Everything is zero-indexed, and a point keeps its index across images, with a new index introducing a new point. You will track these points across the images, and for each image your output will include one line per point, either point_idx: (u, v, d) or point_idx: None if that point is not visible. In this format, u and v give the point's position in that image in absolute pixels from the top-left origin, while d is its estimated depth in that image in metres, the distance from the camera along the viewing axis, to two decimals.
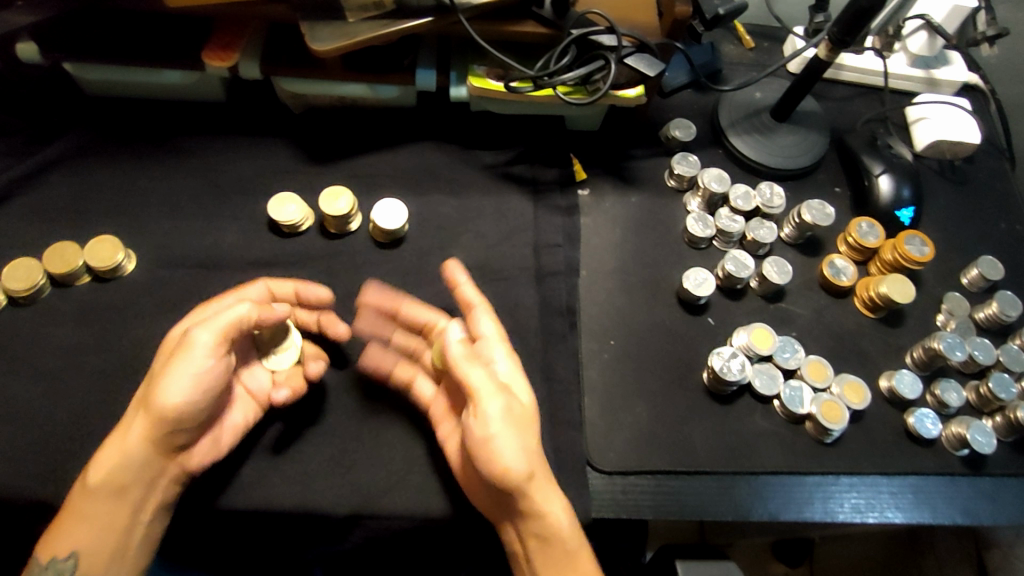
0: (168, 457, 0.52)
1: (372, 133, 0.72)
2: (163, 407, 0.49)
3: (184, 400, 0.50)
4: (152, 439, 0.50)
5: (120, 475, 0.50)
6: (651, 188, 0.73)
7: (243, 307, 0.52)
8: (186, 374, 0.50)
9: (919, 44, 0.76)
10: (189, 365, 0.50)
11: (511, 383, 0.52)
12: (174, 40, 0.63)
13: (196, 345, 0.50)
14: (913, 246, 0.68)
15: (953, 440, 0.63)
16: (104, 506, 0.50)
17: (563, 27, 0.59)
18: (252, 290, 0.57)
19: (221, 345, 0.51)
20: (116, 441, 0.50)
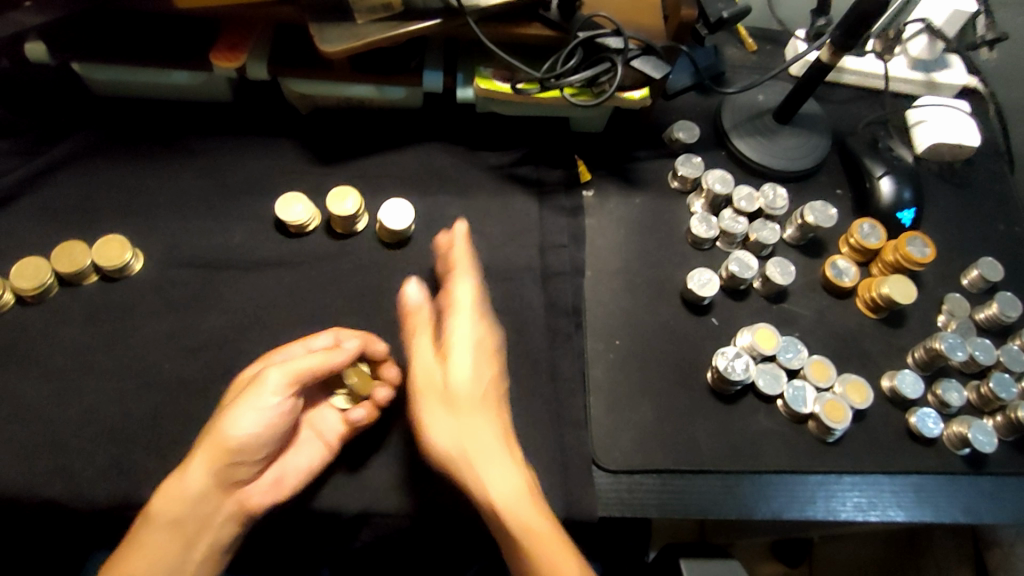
0: (226, 493, 0.51)
1: (378, 134, 0.72)
2: (223, 441, 0.50)
3: (248, 435, 0.51)
4: (215, 470, 0.50)
5: (182, 509, 0.49)
6: (655, 189, 0.73)
7: (316, 357, 0.54)
8: (254, 412, 0.51)
9: (919, 48, 0.77)
10: (258, 402, 0.51)
11: (449, 352, 0.53)
12: (182, 41, 0.63)
13: (268, 384, 0.52)
14: (914, 247, 0.68)
15: (954, 439, 0.63)
16: (162, 540, 0.48)
17: (569, 29, 0.59)
18: (318, 340, 0.56)
19: (289, 387, 0.52)
20: (177, 474, 0.50)
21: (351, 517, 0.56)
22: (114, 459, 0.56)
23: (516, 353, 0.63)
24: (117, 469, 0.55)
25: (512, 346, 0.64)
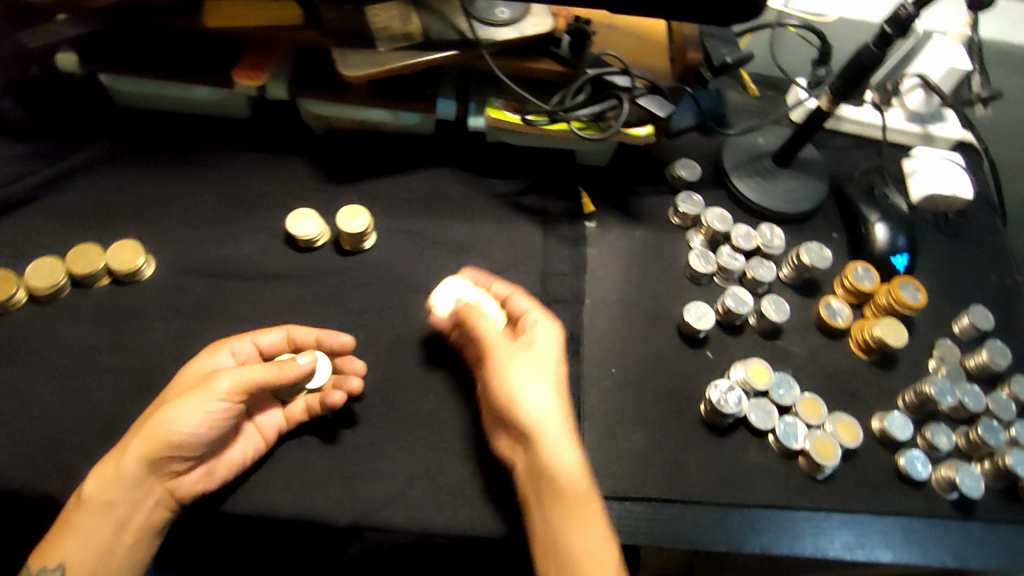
0: (158, 482, 0.53)
1: (389, 157, 0.74)
2: (159, 434, 0.52)
3: (184, 431, 0.52)
4: (148, 463, 0.52)
5: (112, 494, 0.51)
6: (656, 224, 0.75)
7: (264, 368, 0.55)
8: (192, 410, 0.52)
9: (916, 101, 0.80)
10: (197, 402, 0.52)
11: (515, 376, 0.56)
12: (208, 58, 0.66)
13: (213, 388, 0.53)
14: (907, 292, 0.70)
15: (942, 483, 0.64)
16: (90, 521, 0.51)
17: (579, 66, 0.62)
18: (269, 337, 0.59)
19: (228, 395, 0.53)
20: (111, 456, 0.52)
21: (341, 531, 0.56)
22: None
23: None
24: None
25: None
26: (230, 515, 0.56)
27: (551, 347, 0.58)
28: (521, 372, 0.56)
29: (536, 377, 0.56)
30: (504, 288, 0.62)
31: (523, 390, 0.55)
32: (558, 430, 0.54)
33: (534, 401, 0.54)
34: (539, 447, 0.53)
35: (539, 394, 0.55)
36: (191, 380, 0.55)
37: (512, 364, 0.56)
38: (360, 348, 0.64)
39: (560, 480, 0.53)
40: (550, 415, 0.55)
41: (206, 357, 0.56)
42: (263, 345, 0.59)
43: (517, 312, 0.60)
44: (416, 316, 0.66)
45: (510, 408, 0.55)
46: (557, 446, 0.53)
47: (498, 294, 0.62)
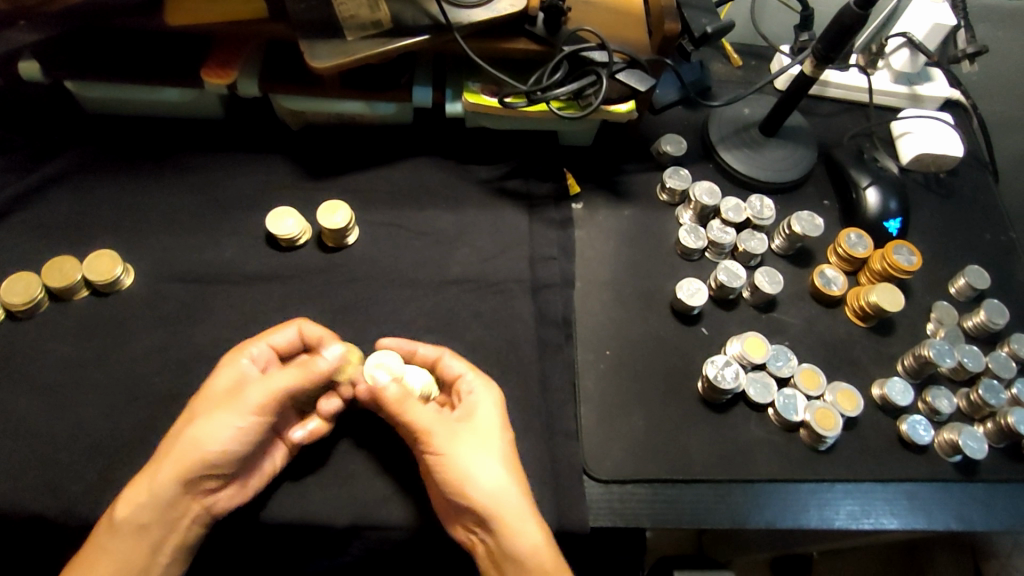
0: (193, 500, 0.51)
1: (369, 150, 0.73)
2: (194, 454, 0.49)
3: (222, 447, 0.50)
4: (183, 482, 0.50)
5: (148, 517, 0.49)
6: (643, 202, 0.74)
7: (294, 373, 0.52)
8: (226, 425, 0.50)
9: (902, 61, 0.78)
10: (228, 417, 0.50)
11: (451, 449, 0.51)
12: (174, 59, 0.64)
13: (243, 400, 0.50)
14: (901, 256, 0.69)
15: (946, 446, 0.63)
16: (126, 545, 0.49)
17: (555, 43, 0.61)
18: (281, 336, 0.56)
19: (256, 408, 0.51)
20: (144, 477, 0.50)
21: (341, 531, 0.56)
22: (102, 474, 0.55)
23: (508, 365, 0.63)
24: (105, 485, 0.55)
25: (504, 357, 0.64)
26: (229, 522, 0.55)
27: (492, 416, 0.54)
28: (465, 452, 0.51)
29: (483, 451, 0.52)
30: (430, 350, 0.58)
31: (472, 472, 0.50)
32: (518, 502, 0.51)
33: (485, 480, 0.50)
34: (501, 528, 0.50)
35: (489, 470, 0.51)
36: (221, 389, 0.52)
37: (454, 443, 0.52)
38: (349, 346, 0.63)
39: (523, 554, 0.50)
40: (503, 489, 0.51)
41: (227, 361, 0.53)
42: (276, 345, 0.56)
43: (451, 376, 0.57)
44: (405, 309, 0.65)
45: (461, 495, 0.50)
46: (518, 521, 0.50)
47: (422, 355, 0.58)
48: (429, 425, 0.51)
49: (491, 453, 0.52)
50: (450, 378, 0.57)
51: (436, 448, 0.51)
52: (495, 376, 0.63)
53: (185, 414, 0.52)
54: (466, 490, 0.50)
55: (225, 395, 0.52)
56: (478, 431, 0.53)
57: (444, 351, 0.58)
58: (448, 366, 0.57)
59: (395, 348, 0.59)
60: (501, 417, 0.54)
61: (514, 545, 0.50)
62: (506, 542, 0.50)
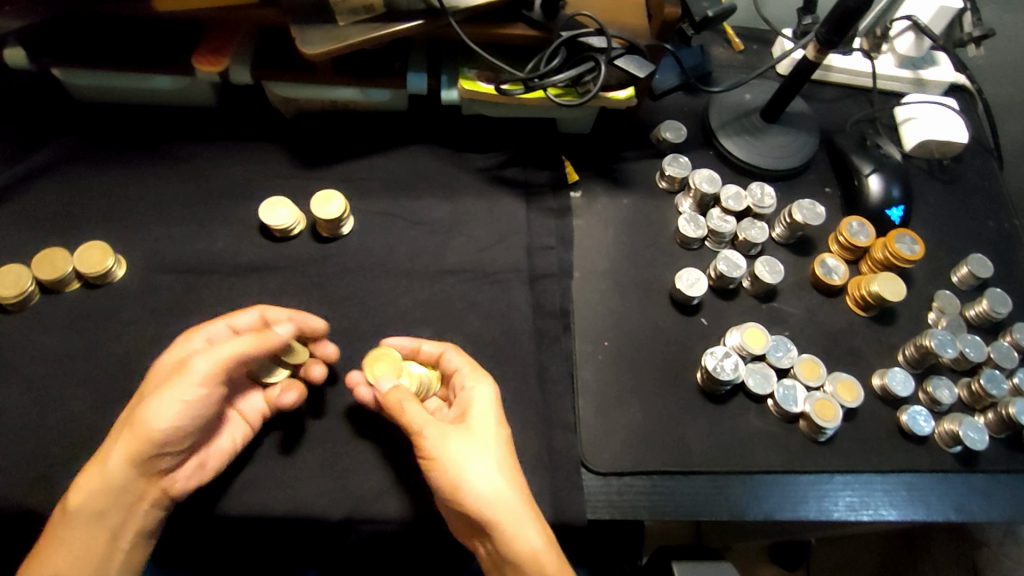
0: (148, 483, 0.51)
1: (364, 137, 0.72)
2: (142, 431, 0.48)
3: (169, 421, 0.49)
4: (136, 463, 0.49)
5: (99, 502, 0.48)
6: (642, 190, 0.73)
7: (246, 339, 0.51)
8: (169, 397, 0.49)
9: (906, 45, 0.77)
10: (169, 388, 0.49)
11: (446, 452, 0.50)
12: (163, 46, 0.62)
13: (187, 370, 0.49)
14: (903, 245, 0.68)
15: (946, 436, 0.63)
16: (82, 534, 0.48)
17: (552, 28, 0.59)
18: (244, 317, 0.55)
19: (207, 377, 0.49)
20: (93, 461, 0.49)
21: (336, 525, 0.55)
22: None
23: (505, 356, 0.63)
24: None
25: (501, 348, 0.63)
26: (224, 517, 0.55)
27: (486, 414, 0.53)
28: (460, 454, 0.50)
29: (479, 452, 0.51)
30: (434, 348, 0.58)
31: (469, 474, 0.49)
32: (517, 502, 0.49)
33: (481, 481, 0.49)
34: (501, 527, 0.48)
35: (485, 471, 0.50)
36: (171, 363, 0.52)
37: (446, 445, 0.50)
38: (345, 338, 0.62)
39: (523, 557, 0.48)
40: (500, 491, 0.49)
41: (181, 339, 0.53)
42: (240, 325, 0.55)
43: (450, 371, 0.57)
44: (402, 300, 0.64)
45: (459, 497, 0.49)
46: (519, 521, 0.49)
47: (426, 353, 0.58)
48: (424, 424, 0.51)
49: (487, 455, 0.51)
50: (450, 373, 0.57)
51: (431, 450, 0.50)
52: (492, 368, 0.62)
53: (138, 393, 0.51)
54: (463, 491, 0.49)
55: (173, 368, 0.51)
56: (474, 433, 0.52)
57: (448, 346, 0.58)
58: (449, 362, 0.57)
59: (400, 345, 0.59)
60: (496, 416, 0.54)
61: (514, 547, 0.48)
62: (507, 543, 0.48)
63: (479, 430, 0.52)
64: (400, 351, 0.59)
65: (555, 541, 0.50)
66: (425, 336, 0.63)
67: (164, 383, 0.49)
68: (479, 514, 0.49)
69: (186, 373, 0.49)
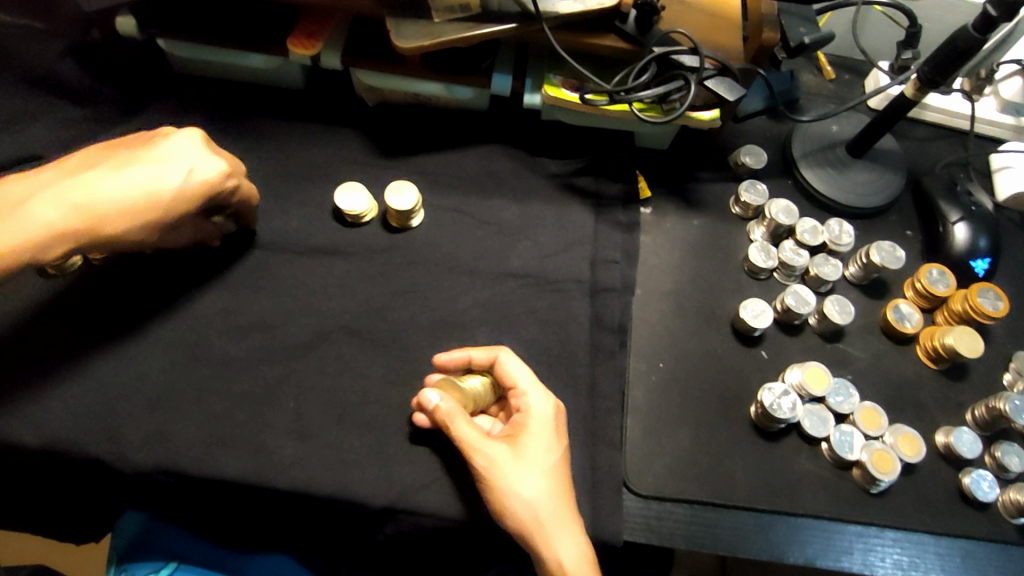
0: None
1: (441, 132, 0.73)
2: (43, 223, 0.48)
3: (105, 220, 0.50)
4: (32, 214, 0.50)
5: (25, 254, 0.48)
6: (714, 213, 0.71)
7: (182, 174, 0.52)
8: (120, 190, 0.50)
9: (1012, 91, 0.73)
10: (121, 183, 0.50)
11: (497, 472, 0.51)
12: (261, 26, 0.64)
13: (132, 171, 0.51)
14: (986, 300, 0.65)
15: (1010, 505, 0.60)
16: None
17: (644, 43, 0.59)
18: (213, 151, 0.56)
19: (156, 200, 0.51)
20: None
21: (378, 511, 0.56)
22: (156, 426, 0.57)
23: (558, 366, 0.63)
24: (157, 438, 0.56)
25: (555, 357, 0.63)
26: (274, 491, 0.56)
27: (540, 432, 0.54)
28: (509, 475, 0.51)
29: (527, 473, 0.52)
30: (484, 354, 0.58)
31: (515, 494, 0.51)
32: (558, 522, 0.51)
33: (527, 503, 0.51)
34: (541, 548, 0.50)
35: (532, 493, 0.51)
36: (139, 168, 0.51)
37: (496, 467, 0.52)
38: (401, 329, 0.63)
39: None
40: (546, 513, 0.51)
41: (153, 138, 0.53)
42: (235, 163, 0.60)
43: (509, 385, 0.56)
44: (461, 298, 0.65)
45: (504, 514, 0.51)
46: (556, 540, 0.50)
47: (477, 360, 0.58)
48: (474, 445, 0.52)
49: (536, 475, 0.52)
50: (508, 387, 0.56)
51: (481, 470, 0.52)
52: (543, 376, 0.62)
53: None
54: (508, 509, 0.51)
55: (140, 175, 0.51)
56: (527, 453, 0.53)
57: (506, 354, 0.57)
58: (507, 374, 0.56)
59: (451, 360, 0.58)
60: (551, 435, 0.54)
61: (550, 563, 0.50)
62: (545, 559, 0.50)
63: (533, 451, 0.53)
64: (451, 364, 0.58)
65: (592, 557, 0.52)
66: (480, 337, 0.63)
67: (125, 177, 0.50)
68: (521, 530, 0.51)
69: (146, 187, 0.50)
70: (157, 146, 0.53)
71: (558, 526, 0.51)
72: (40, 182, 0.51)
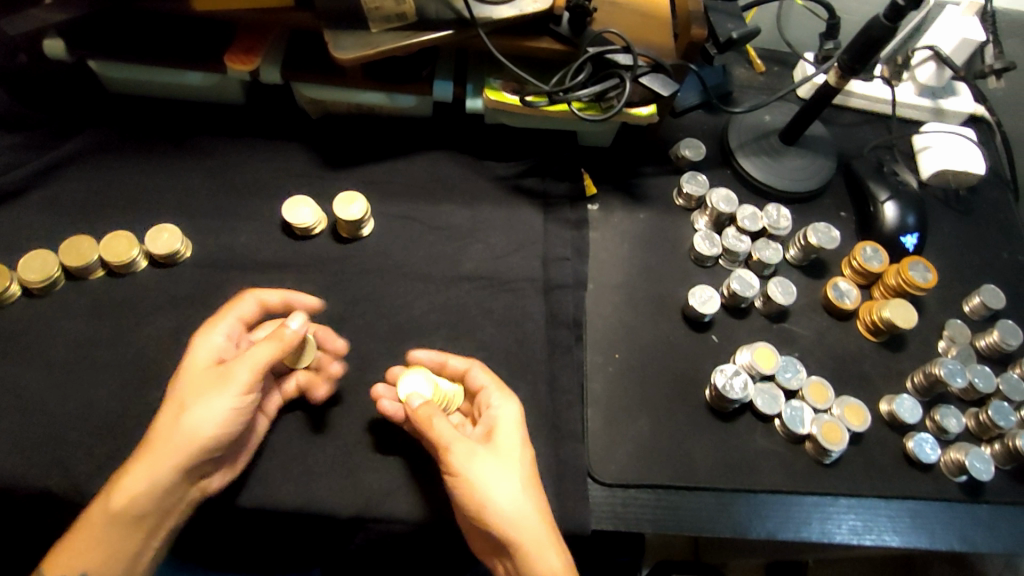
0: (99, 509, 0.47)
1: (387, 141, 0.73)
2: (139, 484, 0.47)
3: (209, 429, 0.48)
4: (115, 519, 0.47)
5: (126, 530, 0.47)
6: (659, 206, 0.74)
7: (266, 347, 0.51)
8: (212, 409, 0.48)
9: (927, 74, 0.77)
10: (223, 399, 0.49)
11: (474, 468, 0.50)
12: (196, 44, 0.64)
13: (235, 380, 0.49)
14: (916, 272, 0.68)
15: (952, 465, 0.63)
16: (122, 535, 0.47)
17: (579, 44, 0.60)
18: (270, 295, 0.57)
19: (244, 387, 0.49)
20: (145, 461, 0.47)
21: (346, 521, 0.56)
22: (109, 455, 0.55)
23: (516, 363, 0.64)
24: (112, 468, 0.55)
25: (513, 354, 0.64)
26: (239, 511, 0.55)
27: (511, 433, 0.53)
28: (485, 472, 0.50)
29: (504, 469, 0.51)
30: (459, 361, 0.58)
31: (493, 492, 0.49)
32: (538, 523, 0.49)
33: (506, 497, 0.49)
34: (523, 548, 0.48)
35: (510, 489, 0.50)
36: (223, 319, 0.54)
37: (473, 462, 0.50)
38: (359, 338, 0.63)
39: None
40: (524, 512, 0.50)
41: (200, 342, 0.52)
42: (267, 302, 0.57)
43: (474, 388, 0.57)
44: (417, 303, 0.65)
45: (484, 516, 0.49)
46: (538, 543, 0.49)
47: (452, 366, 0.58)
48: (451, 441, 0.51)
49: (514, 473, 0.51)
50: (474, 389, 0.57)
51: (456, 467, 0.50)
52: (504, 374, 0.63)
53: (109, 510, 0.47)
54: (488, 508, 0.49)
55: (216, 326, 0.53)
56: (502, 453, 0.52)
57: (476, 362, 0.58)
58: (474, 377, 0.57)
59: (428, 359, 0.59)
60: (519, 436, 0.53)
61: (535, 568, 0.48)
62: (525, 563, 0.48)
63: (507, 453, 0.52)
64: (425, 366, 0.59)
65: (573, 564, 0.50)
66: (438, 340, 0.64)
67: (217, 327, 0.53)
68: (503, 534, 0.49)
69: (228, 383, 0.49)
70: (189, 363, 0.51)
71: (538, 527, 0.49)
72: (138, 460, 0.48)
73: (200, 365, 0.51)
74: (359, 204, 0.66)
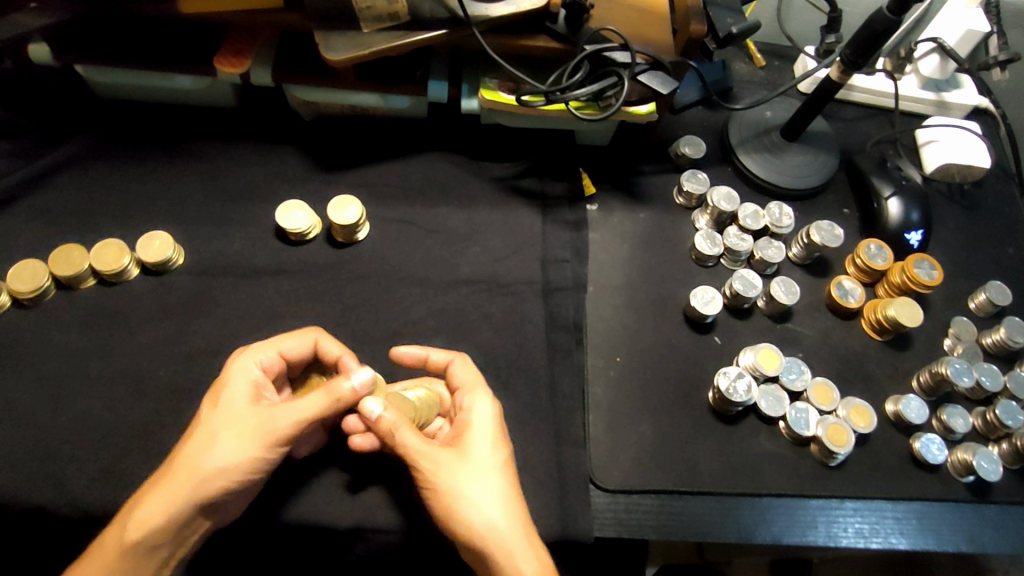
0: (112, 538, 0.46)
1: (382, 142, 0.72)
2: (155, 519, 0.46)
3: (232, 474, 0.47)
4: (125, 550, 0.46)
5: (138, 559, 0.46)
6: (659, 205, 0.72)
7: (318, 395, 0.50)
8: (240, 451, 0.47)
9: (930, 67, 0.75)
10: (248, 445, 0.48)
11: (444, 477, 0.49)
12: (186, 46, 0.62)
13: (265, 428, 0.48)
14: (922, 270, 0.67)
15: (959, 465, 0.62)
16: (133, 566, 0.46)
17: (576, 42, 0.59)
18: (328, 344, 0.55)
19: (276, 436, 0.48)
20: (163, 491, 0.46)
21: (345, 531, 0.55)
22: (103, 470, 0.54)
23: (516, 367, 0.62)
24: (106, 482, 0.54)
25: (512, 359, 0.63)
26: (235, 523, 0.54)
27: (485, 434, 0.52)
28: (456, 480, 0.49)
29: (476, 475, 0.50)
30: (441, 355, 0.57)
31: (463, 501, 0.48)
32: (514, 530, 0.48)
33: (479, 505, 0.48)
34: (496, 556, 0.48)
35: (484, 497, 0.49)
36: (258, 352, 0.52)
37: (441, 472, 0.49)
38: (356, 344, 0.62)
39: None
40: (499, 519, 0.48)
41: (237, 369, 0.51)
42: (324, 349, 0.55)
43: (455, 385, 0.55)
44: (414, 308, 0.64)
45: (456, 526, 0.48)
46: (515, 552, 0.48)
47: (435, 361, 0.57)
48: (419, 451, 0.49)
49: (487, 479, 0.50)
50: (454, 387, 0.56)
51: (426, 478, 0.49)
52: (503, 379, 0.62)
53: (118, 541, 0.46)
54: (459, 517, 0.48)
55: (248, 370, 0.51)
56: (476, 460, 0.50)
57: (460, 356, 0.57)
58: (454, 374, 0.55)
59: (410, 355, 0.57)
60: (496, 438, 0.52)
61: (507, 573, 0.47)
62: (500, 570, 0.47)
63: (481, 459, 0.51)
64: (408, 360, 0.58)
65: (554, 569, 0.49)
66: (436, 345, 0.63)
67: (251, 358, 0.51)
68: (475, 542, 0.48)
69: (263, 432, 0.48)
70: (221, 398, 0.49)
71: (513, 531, 0.48)
72: (150, 494, 0.46)
73: (238, 403, 0.49)
74: (354, 207, 0.65)
